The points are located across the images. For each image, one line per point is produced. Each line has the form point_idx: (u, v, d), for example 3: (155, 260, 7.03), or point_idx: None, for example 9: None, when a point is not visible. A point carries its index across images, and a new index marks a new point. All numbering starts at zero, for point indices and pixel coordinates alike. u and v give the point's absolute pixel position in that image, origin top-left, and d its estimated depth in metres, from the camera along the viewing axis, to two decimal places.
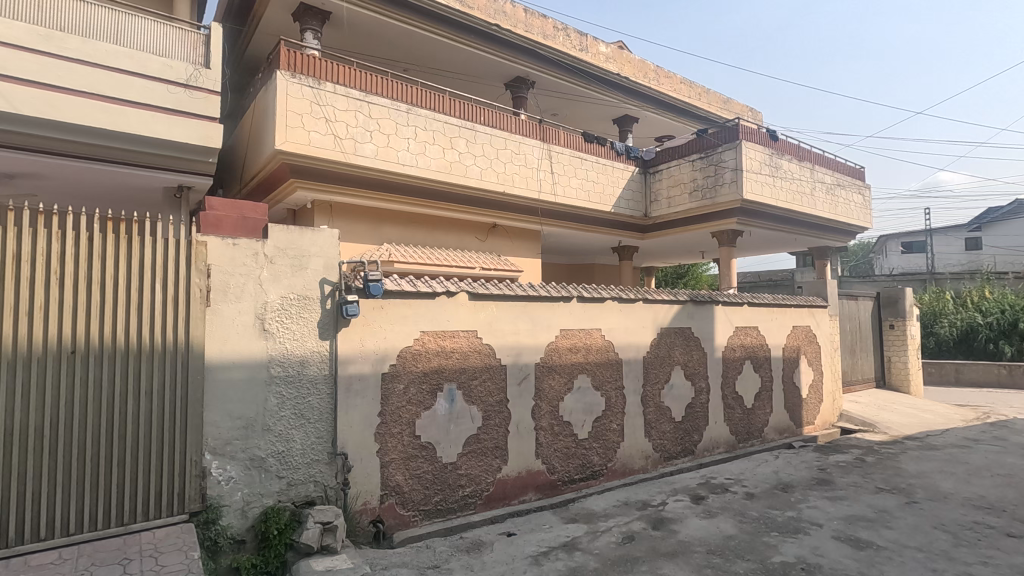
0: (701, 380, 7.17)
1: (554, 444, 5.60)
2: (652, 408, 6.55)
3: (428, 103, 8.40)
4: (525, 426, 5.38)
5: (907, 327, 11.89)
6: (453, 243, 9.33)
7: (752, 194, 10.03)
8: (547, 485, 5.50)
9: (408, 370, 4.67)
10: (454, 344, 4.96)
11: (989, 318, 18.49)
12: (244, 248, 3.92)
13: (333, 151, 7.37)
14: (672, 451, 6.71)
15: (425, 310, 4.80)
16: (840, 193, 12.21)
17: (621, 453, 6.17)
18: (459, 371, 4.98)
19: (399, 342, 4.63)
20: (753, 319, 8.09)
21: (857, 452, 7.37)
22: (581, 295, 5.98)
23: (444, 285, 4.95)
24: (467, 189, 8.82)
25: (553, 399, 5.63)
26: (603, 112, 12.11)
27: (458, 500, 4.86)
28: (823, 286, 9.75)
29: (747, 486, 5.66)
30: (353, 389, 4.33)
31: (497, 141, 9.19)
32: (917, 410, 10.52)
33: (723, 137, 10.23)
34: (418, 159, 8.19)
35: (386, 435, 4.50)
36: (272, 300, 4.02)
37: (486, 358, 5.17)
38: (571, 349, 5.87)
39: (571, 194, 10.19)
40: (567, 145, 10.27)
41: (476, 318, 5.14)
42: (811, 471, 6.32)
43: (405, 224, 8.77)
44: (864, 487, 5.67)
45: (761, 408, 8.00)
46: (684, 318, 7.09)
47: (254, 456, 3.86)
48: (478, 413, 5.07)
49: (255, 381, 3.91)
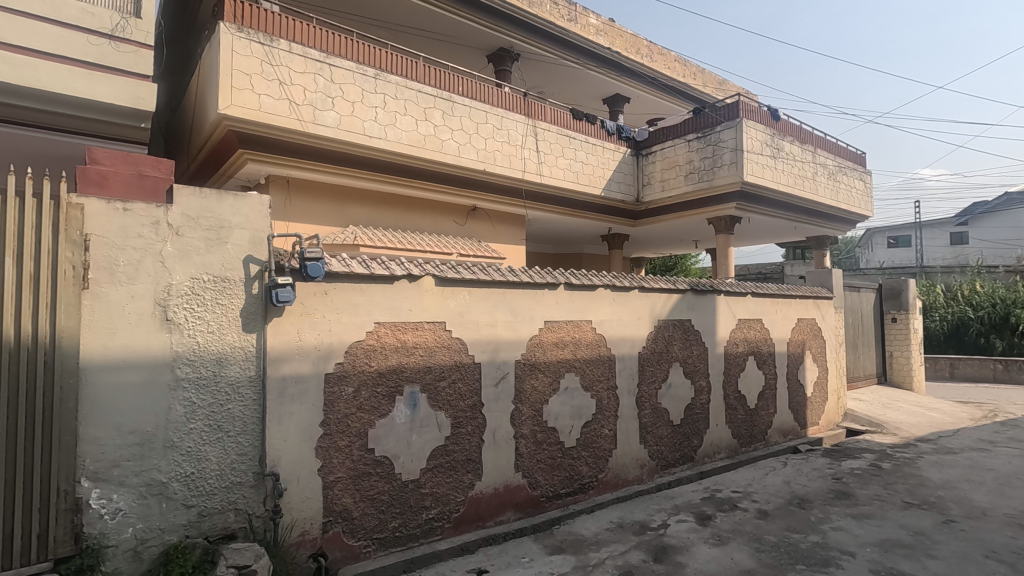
0: (701, 379, 6.44)
1: (537, 455, 4.81)
2: (648, 411, 5.80)
3: (399, 69, 7.53)
4: (503, 434, 4.59)
5: (910, 321, 11.29)
6: (428, 226, 8.49)
7: (753, 177, 9.31)
8: (529, 502, 4.72)
9: (359, 369, 3.85)
10: (418, 337, 4.15)
11: (980, 312, 18.09)
12: (139, 214, 3.06)
13: (288, 118, 6.47)
14: (670, 458, 5.97)
15: (382, 296, 3.97)
16: (842, 179, 11.54)
17: (614, 462, 5.41)
18: (424, 371, 4.16)
19: (348, 336, 3.81)
20: (756, 311, 7.36)
21: (871, 457, 6.69)
22: (569, 282, 5.18)
23: (406, 267, 4.12)
24: (445, 167, 7.97)
25: (536, 402, 4.84)
26: (594, 90, 11.35)
27: (420, 525, 4.06)
28: (827, 276, 9.08)
29: (758, 502, 4.92)
30: (286, 393, 3.51)
31: (478, 115, 8.33)
32: (924, 408, 9.93)
33: (723, 114, 9.48)
34: (387, 131, 7.32)
35: (329, 449, 3.67)
36: (177, 283, 3.16)
37: (456, 356, 4.35)
38: (557, 344, 5.08)
39: (559, 174, 9.39)
40: (554, 122, 9.45)
41: (446, 306, 4.31)
42: (826, 481, 5.62)
43: (374, 204, 7.91)
44: (890, 501, 4.98)
45: (764, 409, 7.30)
46: (684, 309, 6.33)
47: (151, 480, 3.02)
48: (447, 420, 4.27)
49: (153, 385, 3.06)
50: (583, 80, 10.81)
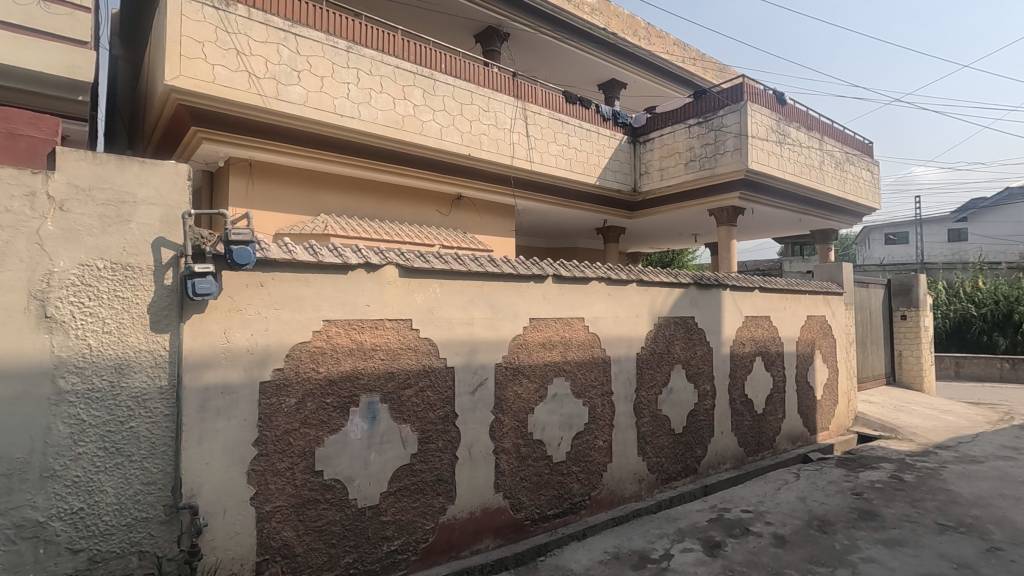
0: (705, 382, 5.83)
1: (520, 472, 4.19)
2: (647, 419, 5.19)
3: (373, 42, 6.88)
4: (480, 450, 3.97)
5: (920, 318, 10.76)
6: (408, 216, 7.83)
7: (758, 164, 8.72)
8: (511, 527, 4.10)
9: (304, 377, 3.21)
10: (377, 338, 3.51)
11: (983, 309, 17.52)
12: (8, 184, 2.42)
13: (247, 93, 5.80)
14: (671, 471, 5.37)
15: (333, 289, 3.34)
16: (849, 169, 10.96)
17: (608, 477, 4.80)
18: (386, 377, 3.53)
19: (290, 336, 3.17)
20: (764, 308, 6.76)
21: (890, 468, 6.11)
22: (559, 274, 4.55)
23: (363, 253, 3.49)
24: (425, 151, 7.33)
25: (519, 412, 4.22)
26: (589, 74, 10.75)
27: (380, 560, 3.43)
28: (837, 270, 8.48)
29: (773, 525, 4.32)
30: (208, 407, 2.87)
31: (462, 95, 7.68)
32: (937, 411, 9.38)
33: (726, 98, 8.87)
34: (361, 110, 6.67)
35: (264, 473, 3.04)
36: (61, 271, 2.51)
37: (424, 360, 3.72)
38: (545, 345, 4.46)
39: (550, 161, 8.77)
40: (546, 105, 8.82)
41: (412, 301, 3.67)
42: (846, 497, 5.03)
43: (348, 191, 7.25)
44: (922, 524, 4.39)
45: (772, 414, 6.70)
46: (686, 306, 5.72)
47: (22, 521, 2.38)
48: (413, 435, 3.64)
49: (27, 401, 2.42)
50: (576, 62, 10.21)
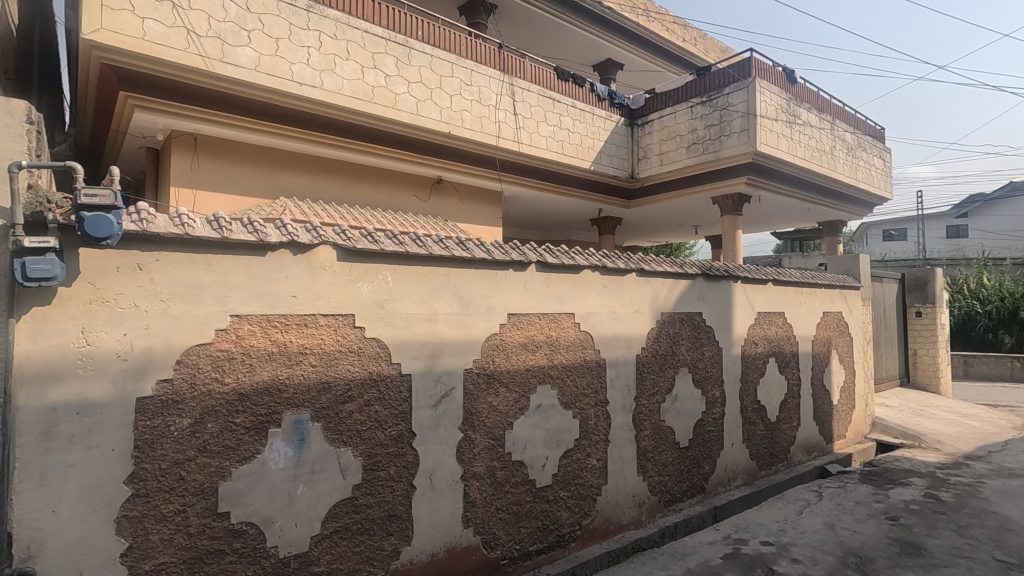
0: (714, 388, 5.09)
1: (496, 502, 3.43)
2: (648, 432, 4.45)
3: (339, 2, 6.09)
4: (444, 477, 3.20)
5: (937, 315, 10.09)
6: (383, 201, 7.07)
7: (767, 147, 7.98)
8: (484, 569, 3.34)
9: (203, 391, 2.43)
10: (308, 339, 2.75)
11: (988, 306, 16.83)
12: None
13: (185, 53, 5.00)
14: (676, 491, 4.63)
15: (246, 276, 2.57)
16: (861, 156, 10.25)
17: (603, 502, 4.06)
18: (319, 389, 2.77)
19: (182, 337, 2.39)
20: (778, 304, 6.02)
21: (922, 484, 5.39)
22: (545, 261, 3.79)
23: (289, 231, 2.73)
24: (400, 127, 6.54)
25: (494, 428, 3.46)
26: (583, 52, 10.03)
27: None
28: (854, 262, 7.76)
29: (802, 563, 3.58)
30: (56, 434, 2.10)
31: (441, 66, 6.90)
32: (958, 415, 8.67)
33: (732, 74, 8.12)
34: (324, 78, 5.89)
35: (143, 520, 2.26)
36: None
37: (371, 366, 2.96)
38: (527, 346, 3.70)
39: (541, 143, 8.00)
40: (535, 81, 8.05)
41: (355, 291, 2.91)
42: (881, 523, 4.31)
43: (312, 172, 6.46)
44: (978, 560, 3.67)
45: (787, 422, 5.98)
46: (693, 299, 4.98)
47: None
48: (357, 461, 2.87)
49: None
50: (569, 39, 9.47)
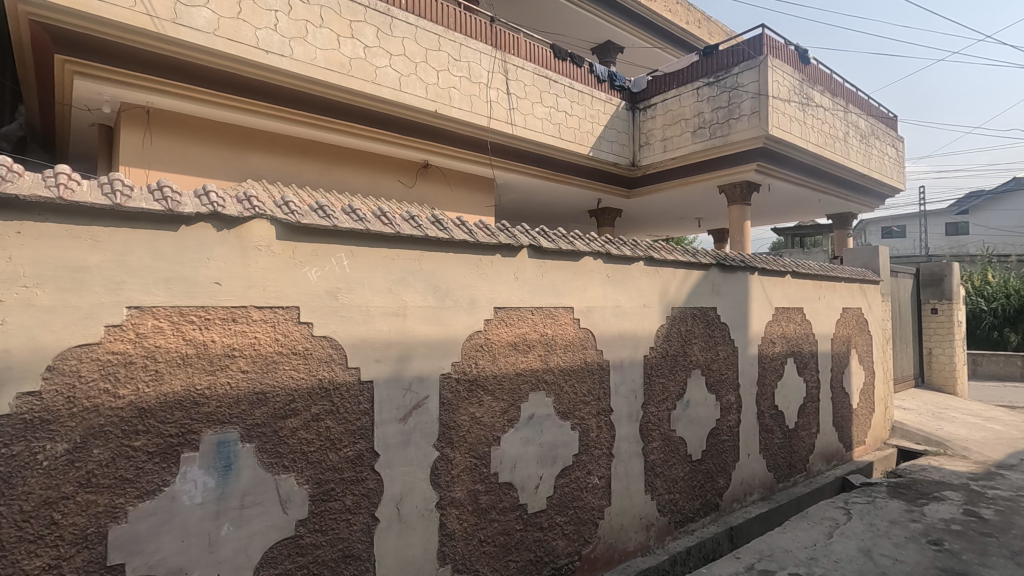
0: (729, 392, 4.54)
1: (479, 533, 2.86)
2: (656, 444, 3.89)
3: None
4: (415, 506, 2.62)
5: (954, 312, 9.57)
6: (363, 186, 6.48)
7: (778, 130, 7.41)
8: None
9: (88, 407, 1.85)
10: (237, 338, 2.17)
11: (994, 304, 16.32)
12: None
13: (130, 11, 4.39)
14: (687, 510, 4.07)
15: (150, 256, 1.98)
16: (874, 143, 9.70)
17: (607, 526, 3.49)
18: (252, 402, 2.19)
19: (55, 335, 1.81)
20: (797, 298, 5.46)
21: (958, 499, 4.84)
22: (539, 246, 3.22)
23: (211, 200, 2.14)
24: (381, 104, 5.95)
25: (477, 444, 2.89)
26: (580, 32, 9.48)
27: None
28: (873, 255, 7.20)
29: None
30: None
31: (426, 38, 6.30)
32: (980, 418, 8.15)
33: (742, 53, 7.56)
34: (294, 47, 5.29)
35: None
36: None
37: (322, 372, 2.39)
38: (517, 346, 3.13)
39: (536, 126, 7.43)
40: (530, 59, 7.46)
41: (299, 278, 2.32)
42: (924, 548, 3.76)
43: (284, 153, 5.88)
44: None
45: (806, 429, 5.43)
46: (706, 292, 4.41)
47: None
48: (302, 490, 2.30)
49: None
50: (566, 17, 8.92)
